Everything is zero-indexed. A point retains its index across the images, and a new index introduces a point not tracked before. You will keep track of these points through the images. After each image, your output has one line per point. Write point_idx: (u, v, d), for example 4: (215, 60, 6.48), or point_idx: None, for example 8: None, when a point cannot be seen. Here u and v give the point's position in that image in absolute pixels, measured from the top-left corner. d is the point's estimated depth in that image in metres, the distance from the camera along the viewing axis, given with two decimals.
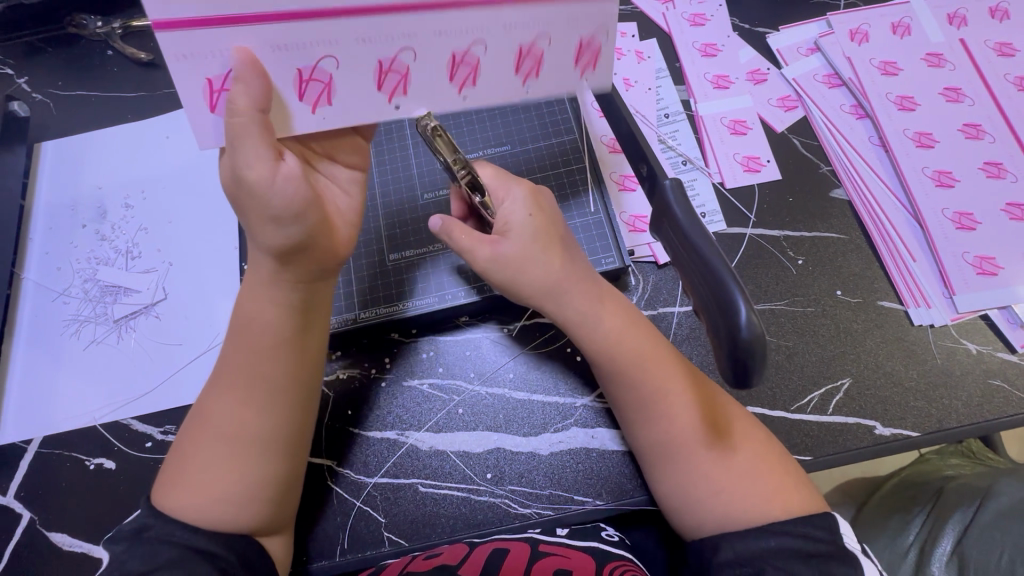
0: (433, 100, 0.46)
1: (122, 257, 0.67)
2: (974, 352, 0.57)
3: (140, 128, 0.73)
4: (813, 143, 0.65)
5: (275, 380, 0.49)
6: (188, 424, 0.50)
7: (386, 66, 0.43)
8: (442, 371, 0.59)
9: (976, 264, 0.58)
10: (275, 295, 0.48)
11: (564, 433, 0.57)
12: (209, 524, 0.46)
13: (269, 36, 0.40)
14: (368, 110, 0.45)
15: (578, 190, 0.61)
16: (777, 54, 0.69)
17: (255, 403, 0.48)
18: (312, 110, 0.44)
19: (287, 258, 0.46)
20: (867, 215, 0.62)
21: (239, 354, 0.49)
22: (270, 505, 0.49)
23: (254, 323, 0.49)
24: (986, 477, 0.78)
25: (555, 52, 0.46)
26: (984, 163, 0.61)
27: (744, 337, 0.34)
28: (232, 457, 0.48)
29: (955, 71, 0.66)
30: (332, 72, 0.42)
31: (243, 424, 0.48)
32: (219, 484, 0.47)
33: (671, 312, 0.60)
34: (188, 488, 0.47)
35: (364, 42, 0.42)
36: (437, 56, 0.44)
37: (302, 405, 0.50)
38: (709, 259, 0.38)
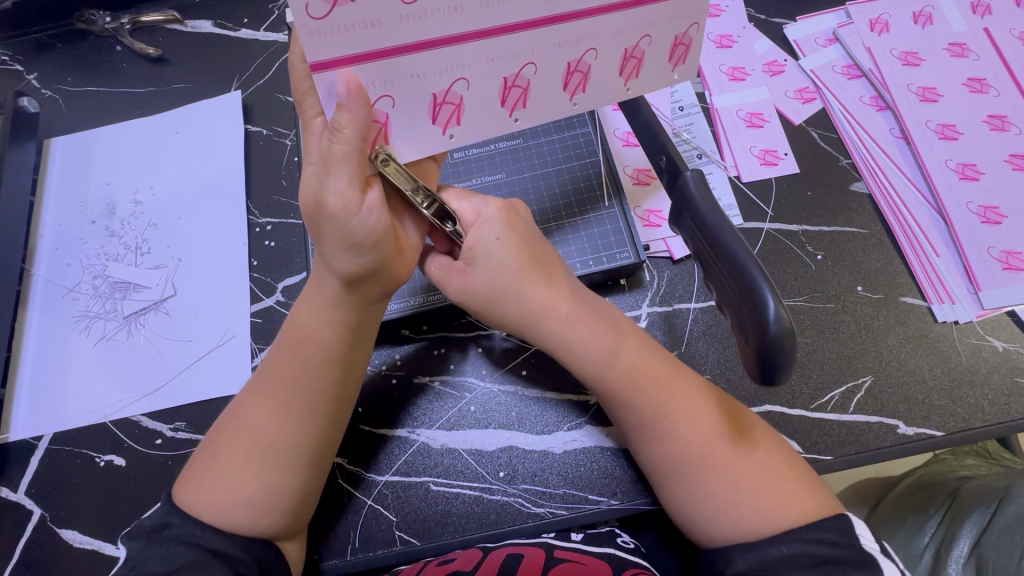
0: (549, 111, 0.45)
1: (132, 253, 0.66)
2: (1000, 349, 0.55)
3: (149, 123, 0.72)
4: (832, 135, 0.63)
5: (316, 393, 0.48)
6: (222, 422, 0.50)
7: (510, 82, 0.42)
8: (454, 368, 0.58)
9: (1003, 259, 0.56)
10: (335, 315, 0.47)
11: (578, 431, 0.56)
12: (230, 527, 0.46)
13: (403, 68, 0.38)
14: (489, 128, 0.44)
15: (591, 184, 0.60)
16: (795, 45, 0.67)
17: (294, 415, 0.48)
18: (442, 132, 0.43)
19: (355, 284, 0.45)
20: (889, 210, 0.60)
21: (290, 365, 0.48)
22: (291, 514, 0.48)
23: (308, 337, 0.48)
24: (1003, 478, 0.76)
25: (657, 50, 0.44)
26: (1009, 155, 0.59)
27: (772, 329, 0.34)
28: (264, 463, 0.47)
29: (980, 61, 0.64)
30: (464, 94, 0.41)
31: (279, 432, 0.48)
32: (244, 487, 0.47)
33: (687, 309, 0.58)
34: (215, 489, 0.47)
35: (494, 61, 0.40)
36: (555, 67, 0.42)
37: (338, 421, 0.50)
38: (732, 252, 0.37)
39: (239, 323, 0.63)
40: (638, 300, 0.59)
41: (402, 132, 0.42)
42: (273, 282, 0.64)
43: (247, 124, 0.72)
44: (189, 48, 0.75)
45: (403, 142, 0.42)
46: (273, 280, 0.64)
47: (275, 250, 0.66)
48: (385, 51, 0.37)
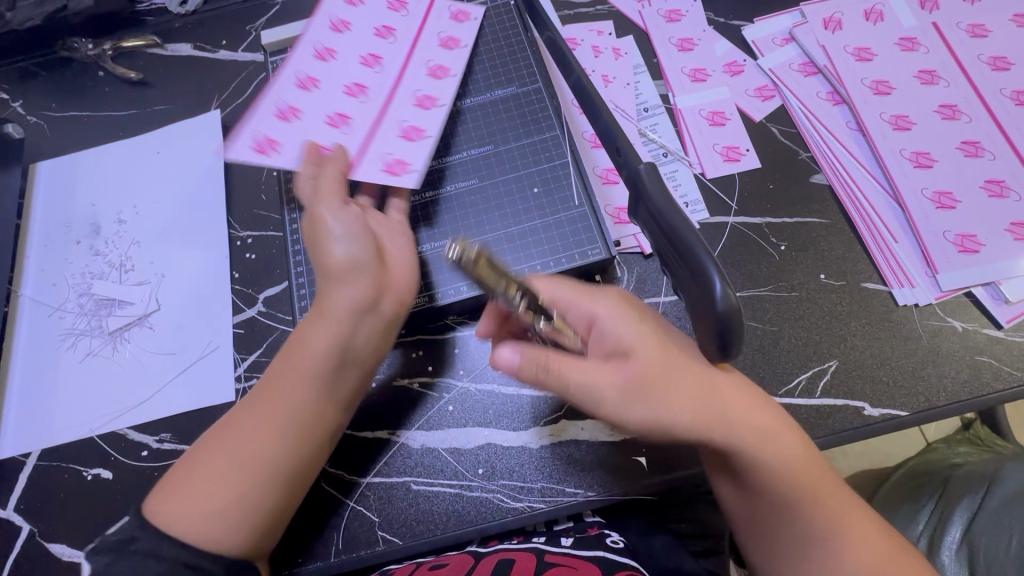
0: (439, 116, 0.63)
1: (116, 270, 0.68)
2: (959, 330, 0.56)
3: (132, 144, 0.75)
4: (791, 130, 0.66)
5: (304, 413, 0.51)
6: (210, 431, 0.53)
7: (408, 128, 0.61)
8: (431, 369, 0.60)
9: (957, 242, 0.58)
10: (334, 330, 0.51)
11: (554, 426, 0.56)
12: (197, 540, 0.47)
13: (348, 160, 0.60)
14: (424, 152, 0.61)
15: (560, 184, 0.62)
16: (753, 45, 0.70)
17: (278, 433, 0.50)
18: (404, 172, 0.59)
19: (347, 276, 0.52)
20: (848, 199, 0.62)
21: (282, 380, 0.51)
22: (258, 534, 0.49)
23: (307, 354, 0.52)
24: (991, 464, 0.77)
25: (417, 63, 0.65)
26: (961, 143, 0.61)
27: (719, 307, 0.35)
28: (236, 478, 0.49)
29: (930, 55, 0.66)
30: (391, 146, 0.61)
31: (260, 450, 0.49)
32: (217, 499, 0.48)
33: (657, 303, 0.60)
34: (187, 501, 0.48)
35: (398, 126, 0.62)
36: (416, 89, 0.64)
37: (318, 445, 0.52)
38: (685, 238, 0.38)
39: (223, 334, 0.64)
40: None
41: (373, 176, 0.59)
42: (254, 293, 0.66)
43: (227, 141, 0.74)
44: (169, 72, 0.78)
45: (415, 156, 0.60)
46: (255, 291, 0.66)
47: (256, 262, 0.67)
48: (353, 164, 0.59)
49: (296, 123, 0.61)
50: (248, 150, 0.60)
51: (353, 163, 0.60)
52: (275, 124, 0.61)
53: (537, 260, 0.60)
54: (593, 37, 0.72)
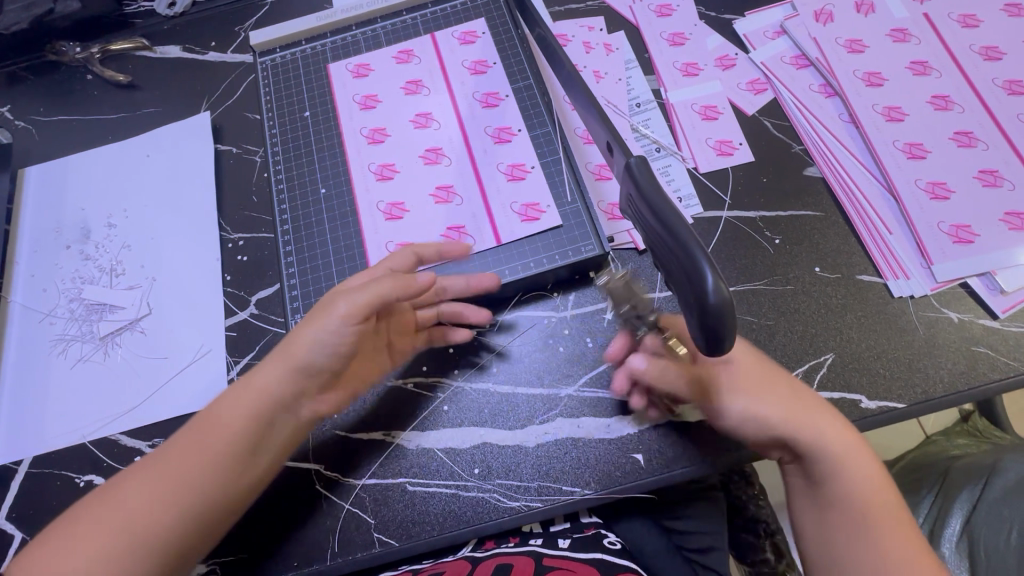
0: (525, 149, 0.64)
1: (106, 275, 0.67)
2: (955, 320, 0.56)
3: (122, 148, 0.74)
4: (784, 123, 0.65)
5: (202, 490, 0.47)
6: (89, 500, 0.48)
7: (509, 171, 0.63)
8: (427, 369, 0.59)
9: (952, 233, 0.57)
10: (263, 399, 0.50)
11: (550, 424, 0.56)
12: None
13: (466, 216, 0.62)
14: (542, 184, 0.62)
15: (553, 181, 0.62)
16: (745, 39, 0.70)
17: (176, 502, 0.47)
18: (542, 213, 0.61)
19: (301, 374, 0.51)
20: (841, 191, 0.62)
21: (189, 447, 0.49)
22: None
23: (223, 422, 0.50)
24: (992, 455, 0.77)
25: (465, 104, 0.67)
26: (954, 133, 0.61)
27: (710, 297, 0.35)
28: (117, 550, 0.45)
29: (922, 45, 0.66)
30: (501, 190, 0.62)
31: (151, 517, 0.46)
32: (89, 575, 0.44)
33: (652, 299, 0.60)
34: (54, 574, 0.44)
35: (491, 171, 0.63)
36: (488, 130, 0.65)
37: (223, 512, 0.49)
38: (677, 233, 0.38)
39: (215, 337, 0.64)
40: (605, 292, 0.60)
41: (502, 222, 0.61)
42: (247, 295, 0.65)
43: (217, 143, 0.73)
44: (158, 74, 0.78)
45: (535, 193, 0.61)
46: (247, 294, 0.65)
47: (248, 264, 0.67)
48: (464, 230, 0.61)
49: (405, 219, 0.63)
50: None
51: (474, 221, 0.62)
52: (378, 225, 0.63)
53: (530, 257, 0.59)
54: (584, 33, 0.71)
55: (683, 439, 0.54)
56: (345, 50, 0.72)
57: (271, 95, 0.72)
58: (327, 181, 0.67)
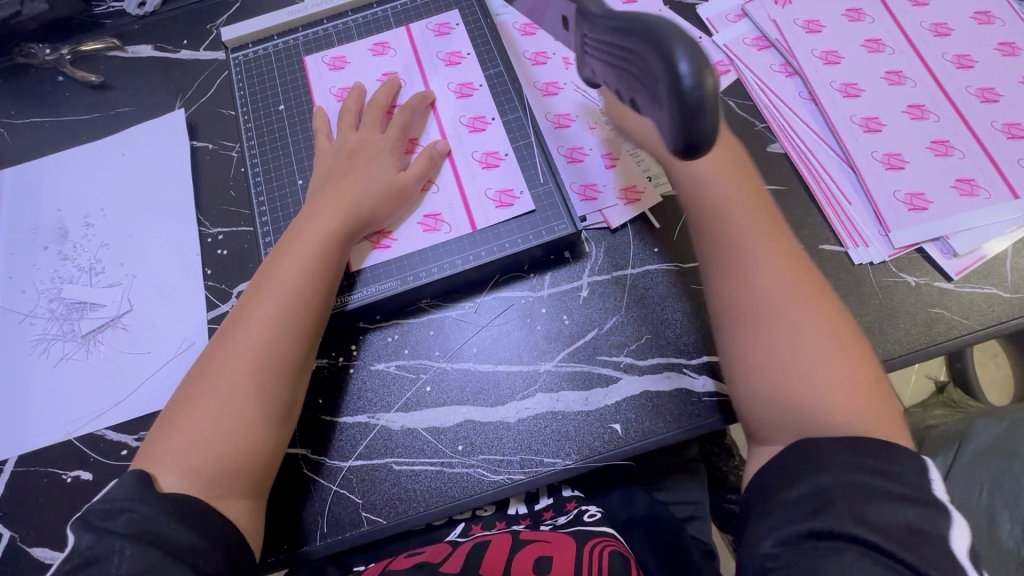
0: (497, 138, 0.65)
1: (86, 273, 0.68)
2: (912, 284, 0.58)
3: (97, 147, 0.74)
4: (747, 103, 0.68)
5: (303, 315, 0.54)
6: (190, 377, 0.53)
7: (485, 159, 0.64)
8: (409, 352, 0.60)
9: (907, 201, 0.60)
10: (320, 213, 0.58)
11: (530, 399, 0.58)
12: (212, 457, 0.48)
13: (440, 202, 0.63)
14: (515, 172, 0.63)
15: (526, 165, 0.63)
16: (708, 22, 0.72)
17: (278, 323, 0.53)
18: (516, 199, 0.62)
19: (349, 149, 0.63)
20: (803, 166, 0.64)
21: (274, 286, 0.54)
22: (265, 438, 0.51)
23: (300, 243, 0.56)
24: (964, 420, 0.80)
25: (440, 94, 0.68)
26: (908, 107, 0.64)
27: (683, 74, 0.30)
28: (241, 385, 0.51)
29: (875, 24, 0.68)
30: (475, 178, 0.64)
31: (263, 345, 0.52)
32: (222, 415, 0.50)
33: (625, 275, 0.61)
34: (187, 431, 0.49)
35: (466, 159, 0.64)
36: (462, 119, 0.66)
37: (311, 332, 0.54)
38: (644, 25, 0.33)
39: (198, 330, 0.64)
40: (579, 270, 0.62)
41: (477, 209, 0.62)
42: (228, 288, 0.66)
43: (192, 140, 0.74)
44: (131, 73, 0.79)
45: (509, 179, 0.63)
46: (228, 287, 0.66)
47: (228, 257, 0.67)
48: (438, 215, 0.62)
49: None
50: (371, 249, 0.62)
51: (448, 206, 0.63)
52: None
53: (507, 238, 0.61)
54: None
55: (657, 408, 0.56)
56: (318, 44, 0.73)
57: (244, 91, 0.72)
58: (304, 173, 0.68)
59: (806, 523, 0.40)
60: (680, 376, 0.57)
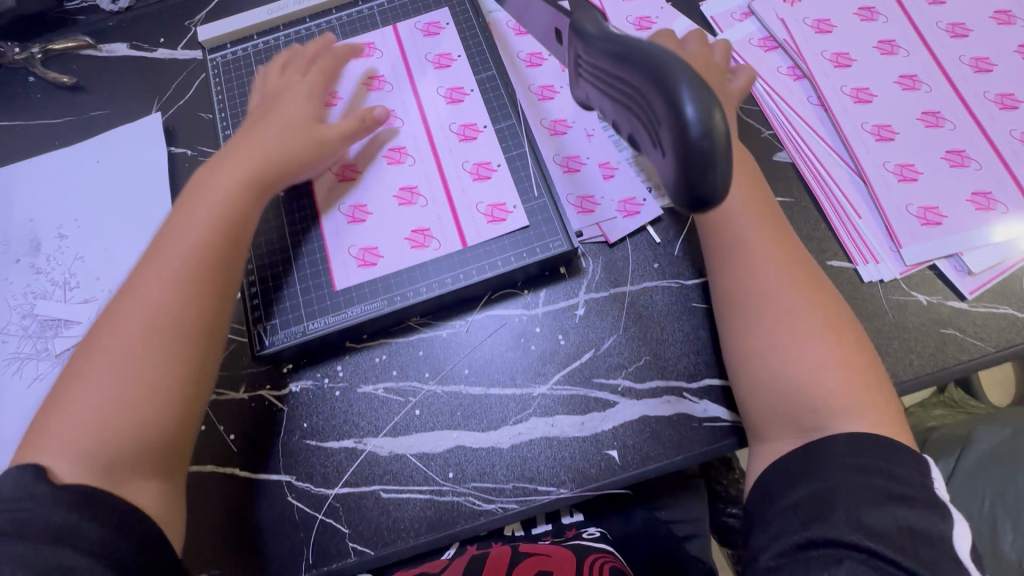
0: (489, 148, 0.62)
1: (60, 288, 0.65)
2: (924, 303, 0.56)
3: (70, 153, 0.71)
4: (752, 108, 0.64)
5: (208, 272, 0.50)
6: (75, 359, 0.48)
7: (476, 170, 0.61)
8: (397, 374, 0.58)
9: (920, 215, 0.57)
10: (224, 171, 0.55)
11: (524, 423, 0.55)
12: (108, 433, 0.44)
13: (427, 215, 0.60)
14: (508, 185, 0.60)
15: (520, 176, 0.60)
16: (713, 21, 0.68)
17: (179, 282, 0.49)
18: (509, 215, 0.59)
19: (264, 109, 0.61)
20: (810, 176, 0.61)
21: (173, 245, 0.51)
22: (172, 405, 0.46)
23: (203, 200, 0.53)
24: (968, 425, 0.78)
25: (427, 99, 0.64)
26: (922, 114, 0.61)
27: (691, 115, 0.27)
28: (137, 351, 0.46)
29: (889, 23, 0.65)
30: (466, 191, 0.60)
31: (163, 305, 0.48)
32: (117, 388, 0.45)
33: (624, 292, 0.59)
34: (76, 412, 0.45)
35: (455, 171, 0.61)
36: (451, 127, 0.63)
37: (219, 291, 0.51)
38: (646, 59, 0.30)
39: None
40: (575, 287, 0.59)
41: (467, 224, 0.59)
42: None
43: (170, 146, 0.70)
44: (104, 73, 0.75)
45: (502, 193, 0.60)
46: None
47: None
48: (427, 229, 0.59)
49: (368, 221, 0.60)
50: (354, 269, 0.59)
51: (436, 220, 0.60)
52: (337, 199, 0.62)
53: (500, 255, 0.58)
54: None
55: (656, 434, 0.54)
56: (299, 45, 0.69)
57: (223, 94, 0.69)
58: None
59: (803, 532, 0.40)
60: (680, 401, 0.55)
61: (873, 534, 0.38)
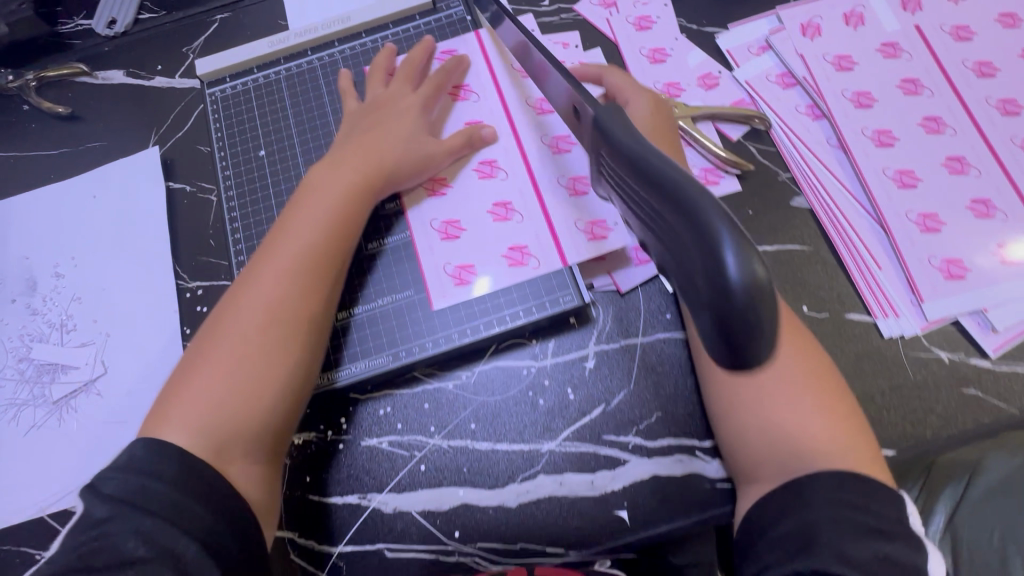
0: (537, 178, 0.60)
1: (57, 331, 0.63)
2: (945, 361, 0.54)
3: (67, 187, 0.69)
4: (769, 149, 0.62)
5: (319, 277, 0.53)
6: (198, 341, 0.52)
7: (515, 205, 0.59)
8: (402, 427, 0.56)
9: (943, 269, 0.55)
10: (335, 174, 0.57)
11: (532, 481, 0.54)
12: (223, 420, 0.48)
13: (474, 246, 0.58)
14: (532, 229, 0.58)
15: (529, 222, 0.58)
16: (728, 55, 0.66)
17: (295, 283, 0.52)
18: (533, 261, 0.57)
19: (371, 108, 0.62)
20: (829, 222, 0.59)
21: (290, 243, 0.53)
22: (280, 404, 0.50)
23: (311, 202, 0.56)
24: None
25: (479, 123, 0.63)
26: (946, 159, 0.59)
27: (732, 274, 0.29)
28: (257, 346, 0.50)
29: (913, 61, 0.63)
30: (517, 221, 0.58)
31: (279, 305, 0.51)
32: (235, 377, 0.49)
33: (635, 344, 0.57)
34: (197, 394, 0.48)
35: (503, 202, 0.59)
36: (505, 153, 0.61)
37: (328, 297, 0.54)
38: (690, 201, 0.30)
39: None
40: (585, 338, 0.58)
41: (528, 254, 0.57)
42: None
43: (169, 181, 0.68)
44: (101, 102, 0.73)
45: (524, 236, 0.58)
46: None
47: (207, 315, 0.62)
48: (474, 262, 0.58)
49: (462, 237, 0.59)
50: (450, 288, 0.57)
51: (486, 250, 0.58)
52: (426, 206, 0.60)
53: (508, 310, 0.57)
54: (559, 51, 0.67)
55: (667, 495, 0.52)
56: (301, 80, 0.67)
57: (224, 128, 0.67)
58: None
59: (791, 563, 0.39)
60: (692, 460, 0.53)
61: (857, 567, 0.37)
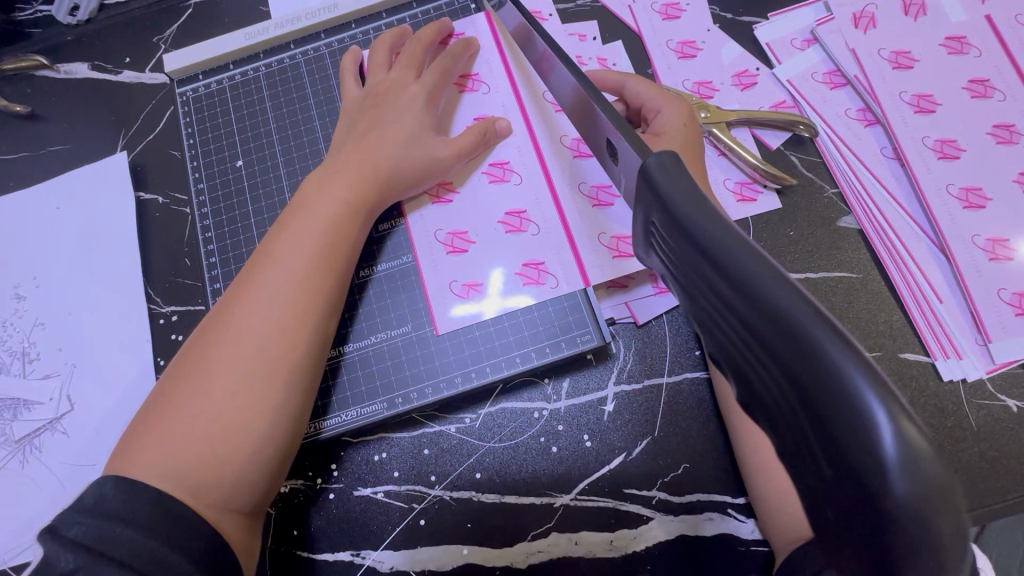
0: (546, 188, 0.53)
1: (18, 360, 0.57)
2: (1014, 410, 0.47)
3: (27, 196, 0.62)
4: (815, 160, 0.55)
5: (321, 299, 0.46)
6: (175, 365, 0.44)
7: (531, 216, 0.52)
8: (399, 476, 0.51)
9: (1015, 304, 0.48)
10: (334, 179, 0.50)
11: (544, 540, 0.48)
12: (200, 462, 0.40)
13: (478, 263, 0.52)
14: (553, 242, 0.52)
15: (541, 246, 0.52)
16: (768, 49, 0.58)
17: (291, 304, 0.44)
18: (557, 280, 0.51)
19: (369, 97, 0.54)
20: (882, 247, 0.52)
21: (283, 256, 0.46)
22: (270, 444, 0.42)
23: (308, 210, 0.48)
24: None
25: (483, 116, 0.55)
26: (1019, 175, 0.51)
27: (887, 463, 0.18)
28: (243, 375, 0.42)
29: (982, 58, 0.54)
30: (528, 234, 0.52)
31: (270, 330, 0.43)
32: (217, 412, 0.41)
33: (660, 384, 0.51)
34: (172, 428, 0.40)
35: (512, 214, 0.53)
36: (510, 155, 0.54)
37: (328, 322, 0.46)
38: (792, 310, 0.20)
39: None
40: (603, 376, 0.51)
41: (536, 276, 0.51)
42: None
43: (138, 191, 0.61)
44: (64, 100, 0.65)
45: (543, 251, 0.52)
46: None
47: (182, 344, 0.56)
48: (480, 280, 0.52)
49: (471, 250, 0.52)
50: (454, 309, 0.52)
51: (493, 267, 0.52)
52: (429, 213, 0.54)
53: (518, 351, 0.51)
54: (575, 44, 0.59)
55: (695, 558, 0.47)
56: (284, 77, 0.60)
57: (198, 132, 0.60)
58: None
59: None
60: (724, 519, 0.47)
61: None
